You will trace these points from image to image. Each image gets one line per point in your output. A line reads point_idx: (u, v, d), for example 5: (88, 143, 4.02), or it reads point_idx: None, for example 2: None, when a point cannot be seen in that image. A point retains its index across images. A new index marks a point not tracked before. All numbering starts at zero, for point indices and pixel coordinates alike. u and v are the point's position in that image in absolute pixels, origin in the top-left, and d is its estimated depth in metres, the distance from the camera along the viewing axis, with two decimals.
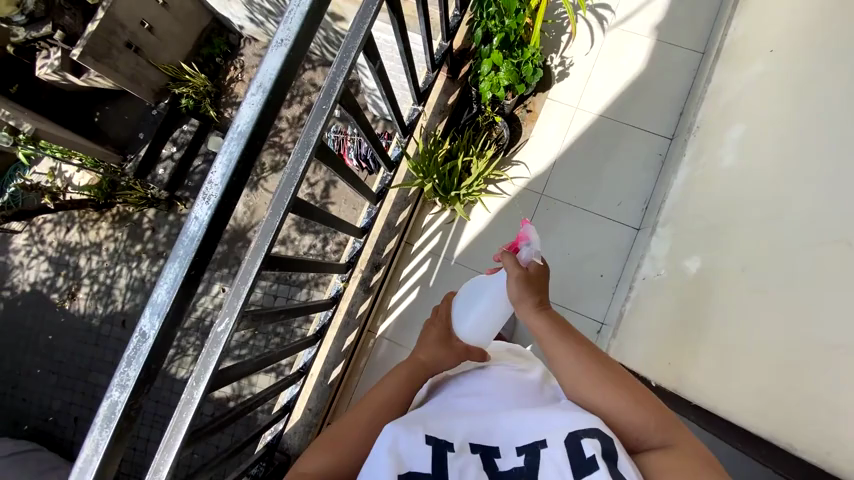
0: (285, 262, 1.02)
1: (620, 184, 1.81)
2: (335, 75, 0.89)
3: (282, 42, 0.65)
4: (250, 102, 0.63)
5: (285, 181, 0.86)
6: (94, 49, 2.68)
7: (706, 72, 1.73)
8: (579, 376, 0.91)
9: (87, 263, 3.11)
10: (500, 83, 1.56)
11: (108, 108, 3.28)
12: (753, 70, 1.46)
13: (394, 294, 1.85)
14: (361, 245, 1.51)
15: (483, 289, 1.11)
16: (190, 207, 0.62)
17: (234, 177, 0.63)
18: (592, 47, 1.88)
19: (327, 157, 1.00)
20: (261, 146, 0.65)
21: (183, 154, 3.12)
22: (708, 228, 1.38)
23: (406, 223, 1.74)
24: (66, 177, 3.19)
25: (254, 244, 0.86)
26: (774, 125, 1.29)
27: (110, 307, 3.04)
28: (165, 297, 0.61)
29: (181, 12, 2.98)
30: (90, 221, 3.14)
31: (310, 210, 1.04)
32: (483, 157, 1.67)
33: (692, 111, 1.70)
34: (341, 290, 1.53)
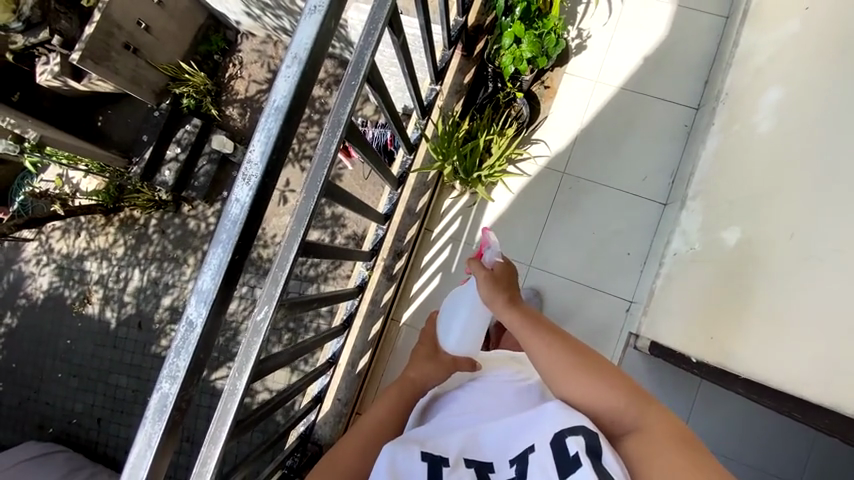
0: (315, 249, 0.99)
1: (645, 159, 1.76)
2: (363, 49, 0.85)
3: (315, 9, 0.62)
4: (286, 74, 0.60)
5: (319, 161, 0.84)
6: (93, 52, 2.67)
7: (732, 36, 1.66)
8: (553, 368, 0.90)
9: (98, 267, 3.13)
10: (523, 55, 1.51)
11: (111, 112, 3.26)
12: (788, 28, 1.38)
13: (417, 282, 1.82)
14: (384, 232, 1.48)
15: (460, 300, 1.11)
16: (229, 189, 0.59)
17: (274, 155, 0.60)
18: (610, 17, 1.81)
19: (355, 136, 0.97)
20: (298, 123, 0.62)
21: (188, 154, 3.05)
22: (747, 197, 1.33)
23: (426, 208, 1.71)
24: (74, 183, 3.19)
25: (288, 230, 0.84)
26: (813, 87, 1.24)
27: (125, 309, 3.06)
28: (210, 284, 0.59)
29: (176, 10, 2.94)
30: (98, 226, 3.14)
31: (337, 195, 1.01)
32: (504, 136, 1.63)
33: (719, 78, 1.64)
34: (366, 278, 1.50)
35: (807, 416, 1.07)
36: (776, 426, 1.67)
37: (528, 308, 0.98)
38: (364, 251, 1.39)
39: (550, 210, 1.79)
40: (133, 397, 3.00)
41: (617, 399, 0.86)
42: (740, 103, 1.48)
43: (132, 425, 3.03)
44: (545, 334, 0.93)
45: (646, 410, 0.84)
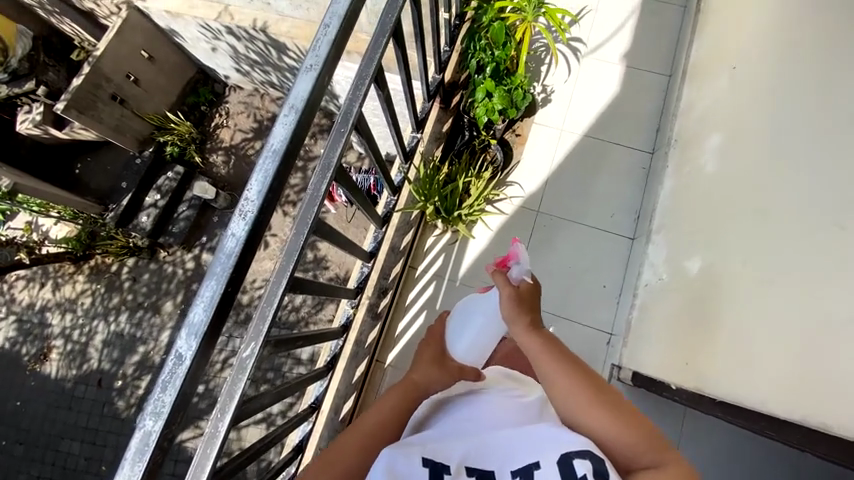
0: (302, 285, 1.01)
1: (612, 198, 1.90)
2: (351, 101, 0.94)
3: (311, 68, 0.69)
4: (284, 121, 0.66)
5: (309, 199, 0.89)
6: (79, 102, 2.75)
7: (675, 91, 1.90)
8: (572, 400, 0.89)
9: (61, 320, 2.97)
10: (495, 108, 1.66)
11: (90, 159, 3.30)
12: (719, 86, 1.60)
13: (401, 320, 1.83)
14: (368, 270, 1.51)
15: (476, 307, 1.09)
16: (226, 225, 0.63)
17: (270, 193, 0.64)
18: (570, 75, 2.03)
19: (344, 178, 1.03)
20: (293, 166, 0.67)
21: (167, 201, 3.08)
22: (701, 231, 1.46)
23: (410, 247, 1.77)
24: (43, 230, 3.10)
25: (278, 265, 0.86)
26: (744, 135, 1.42)
27: (86, 366, 2.87)
28: (202, 316, 0.61)
29: (166, 64, 3.06)
30: (66, 275, 3.03)
31: (327, 233, 1.06)
32: (482, 178, 1.74)
33: (668, 127, 1.84)
34: (351, 316, 1.49)
35: (780, 433, 1.08)
36: (764, 455, 1.67)
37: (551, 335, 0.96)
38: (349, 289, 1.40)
39: (528, 246, 1.88)
40: (86, 466, 2.72)
41: (634, 436, 0.84)
42: (689, 148, 1.66)
43: None
44: (566, 365, 0.90)
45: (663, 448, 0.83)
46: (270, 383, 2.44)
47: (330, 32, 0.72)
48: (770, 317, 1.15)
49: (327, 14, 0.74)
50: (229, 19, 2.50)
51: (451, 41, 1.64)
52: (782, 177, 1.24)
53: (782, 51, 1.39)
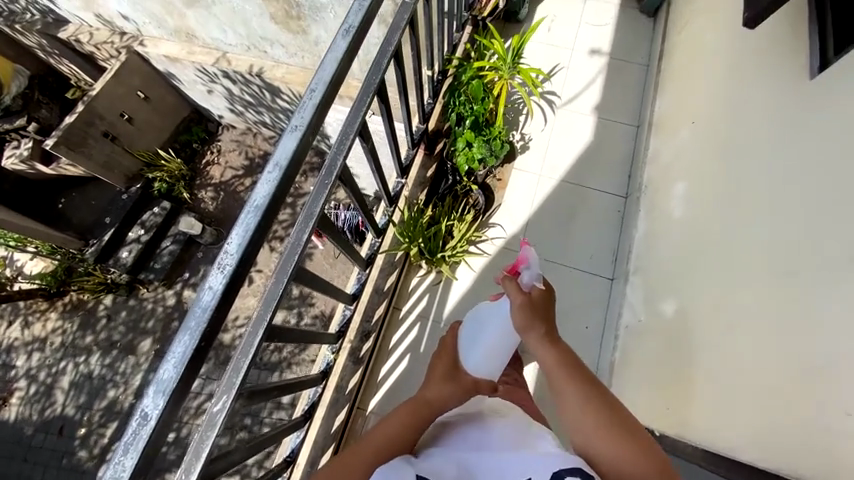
0: (281, 333, 1.00)
1: (592, 240, 1.97)
2: (336, 155, 0.99)
3: (296, 128, 0.73)
4: (267, 178, 0.69)
5: (290, 248, 0.90)
6: (69, 139, 3.35)
7: (643, 140, 2.04)
8: (583, 421, 0.83)
9: (28, 360, 3.59)
10: (474, 156, 1.74)
11: (75, 195, 4.17)
12: (683, 137, 1.72)
13: (385, 364, 1.78)
14: (351, 313, 1.51)
15: (488, 317, 1.07)
16: (204, 278, 0.63)
17: (250, 247, 0.66)
18: (546, 125, 2.17)
19: (327, 224, 1.06)
20: (274, 220, 0.70)
21: (149, 236, 3.77)
22: (675, 274, 1.50)
23: (394, 287, 1.76)
24: (18, 265, 3.87)
25: (254, 315, 0.86)
26: (704, 182, 1.49)
27: (49, 408, 3.45)
28: (172, 373, 0.60)
29: (161, 104, 3.72)
30: (38, 312, 3.70)
31: (309, 279, 1.07)
32: (464, 221, 1.80)
33: (639, 173, 1.96)
34: (331, 362, 1.47)
35: None
36: None
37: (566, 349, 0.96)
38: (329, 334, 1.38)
39: None
40: None
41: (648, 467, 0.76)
42: (659, 194, 1.75)
43: None
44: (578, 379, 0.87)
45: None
46: (247, 430, 2.46)
47: (317, 92, 0.75)
48: (734, 361, 1.15)
49: (315, 76, 0.78)
50: (226, 63, 3.09)
51: (433, 96, 1.77)
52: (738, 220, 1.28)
53: (730, 101, 1.48)
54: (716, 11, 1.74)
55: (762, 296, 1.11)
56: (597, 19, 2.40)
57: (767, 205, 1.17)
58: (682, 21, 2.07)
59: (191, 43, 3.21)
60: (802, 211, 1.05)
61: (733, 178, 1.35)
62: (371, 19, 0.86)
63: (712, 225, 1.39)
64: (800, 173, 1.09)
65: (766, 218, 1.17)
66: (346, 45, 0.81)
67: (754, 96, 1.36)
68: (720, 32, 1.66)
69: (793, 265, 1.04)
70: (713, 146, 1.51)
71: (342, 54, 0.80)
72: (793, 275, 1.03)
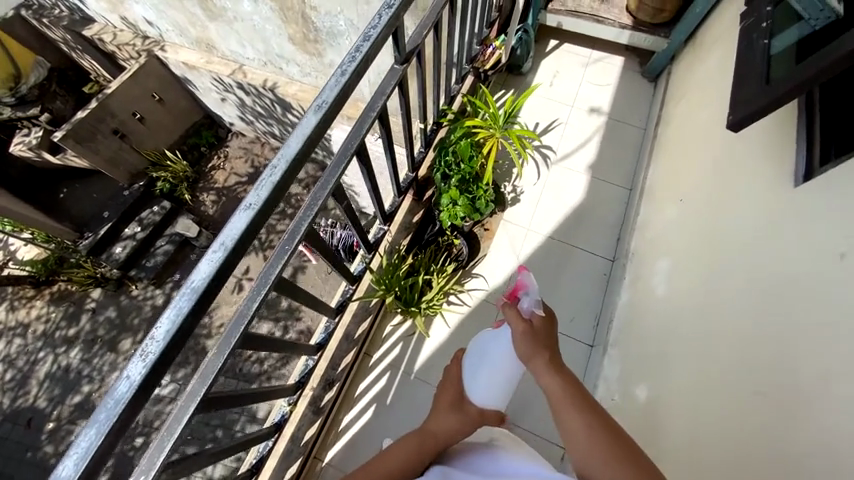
0: (222, 401, 0.96)
1: (576, 300, 1.93)
2: (301, 220, 0.96)
3: (250, 205, 0.71)
4: (210, 258, 0.67)
5: (238, 314, 0.87)
6: (77, 133, 3.77)
7: (634, 205, 2.04)
8: (592, 457, 0.78)
9: (7, 346, 4.05)
10: (458, 215, 1.70)
11: (78, 186, 4.73)
12: (673, 213, 1.71)
13: (348, 412, 1.74)
14: (314, 364, 1.47)
15: (491, 345, 1.15)
16: (123, 366, 0.61)
17: (177, 334, 0.63)
18: (539, 179, 2.18)
19: (287, 284, 1.03)
20: (209, 303, 0.67)
21: (146, 235, 4.31)
22: (651, 354, 1.46)
23: (366, 335, 1.70)
24: (12, 250, 4.45)
25: (189, 388, 0.83)
26: (689, 266, 1.47)
27: (20, 398, 3.84)
28: (70, 471, 0.56)
29: (175, 107, 4.30)
30: (23, 300, 4.21)
31: (263, 343, 1.03)
32: (443, 274, 1.78)
33: (628, 240, 1.95)
34: (286, 414, 1.44)
35: None
36: None
37: (570, 377, 0.92)
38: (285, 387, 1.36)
39: None
40: None
41: None
42: (645, 265, 1.75)
43: None
44: (586, 408, 0.84)
45: None
46: None
47: (278, 169, 0.74)
48: (699, 465, 1.09)
49: (280, 150, 0.76)
50: (242, 75, 3.39)
51: (426, 145, 1.81)
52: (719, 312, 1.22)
53: (721, 187, 1.47)
54: (711, 93, 1.77)
55: (730, 397, 1.07)
56: (600, 79, 2.49)
57: (744, 302, 1.15)
58: (679, 93, 2.14)
59: (210, 53, 3.56)
60: (775, 315, 1.02)
61: (716, 266, 1.33)
62: (348, 93, 0.86)
63: (691, 311, 1.36)
64: (777, 274, 1.07)
65: (741, 315, 1.14)
66: (317, 119, 0.80)
67: (743, 185, 1.36)
68: (713, 115, 1.69)
69: (761, 382, 0.99)
70: (700, 227, 1.50)
71: (311, 128, 0.79)
72: (761, 383, 0.99)
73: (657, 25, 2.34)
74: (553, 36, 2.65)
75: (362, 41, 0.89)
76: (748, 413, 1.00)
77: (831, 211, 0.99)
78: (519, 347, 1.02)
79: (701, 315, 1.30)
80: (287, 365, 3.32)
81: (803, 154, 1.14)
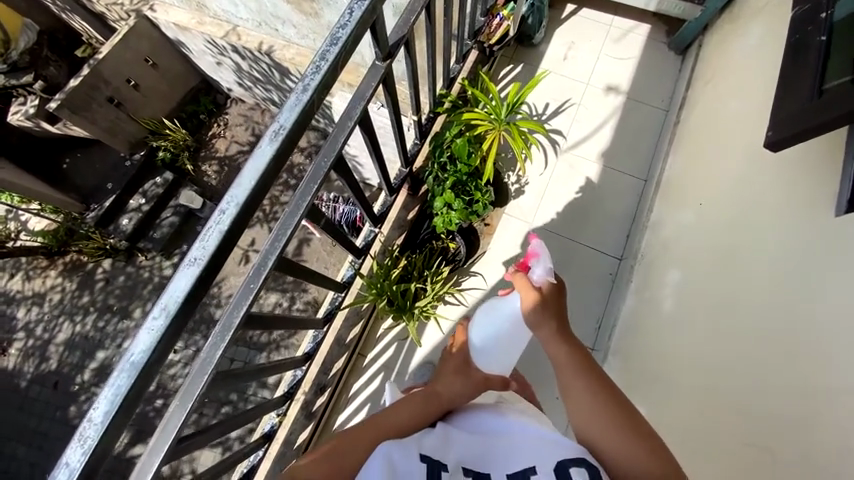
0: (192, 439, 1.15)
1: (583, 283, 2.30)
2: (268, 253, 1.13)
3: (194, 261, 0.90)
4: (150, 327, 0.86)
5: (201, 364, 1.05)
6: (73, 101, 3.71)
7: (648, 199, 2.32)
8: (591, 421, 0.99)
9: (27, 313, 4.20)
10: (453, 220, 1.97)
11: (79, 154, 4.64)
12: (688, 213, 1.92)
13: (343, 412, 2.24)
14: (301, 375, 1.92)
15: (497, 311, 1.21)
16: (64, 450, 0.81)
17: (118, 408, 0.83)
18: (546, 170, 2.47)
19: (255, 319, 1.20)
20: (145, 376, 0.87)
21: (151, 206, 4.29)
22: (656, 367, 1.69)
23: (357, 339, 2.19)
24: (21, 221, 4.43)
25: (150, 444, 1.01)
26: (698, 279, 1.66)
27: (43, 363, 4.04)
28: None
29: (169, 72, 4.06)
30: (38, 270, 4.28)
31: (237, 374, 1.23)
32: (438, 277, 2.12)
33: (637, 239, 2.26)
34: (275, 425, 1.93)
35: None
36: None
37: (576, 346, 1.08)
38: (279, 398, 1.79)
39: None
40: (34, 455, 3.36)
41: (646, 455, 0.93)
42: (655, 267, 2.00)
43: (57, 451, 3.83)
44: (588, 379, 1.03)
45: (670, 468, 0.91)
46: None
47: (223, 221, 0.94)
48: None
49: (228, 196, 0.95)
50: (236, 38, 3.14)
51: (420, 138, 2.04)
52: (728, 339, 1.37)
53: (739, 202, 1.62)
54: (741, 96, 1.84)
55: (751, 415, 1.18)
56: (621, 53, 2.66)
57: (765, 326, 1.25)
58: (710, 75, 2.25)
59: (201, 12, 3.26)
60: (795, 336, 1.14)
61: (722, 272, 1.55)
62: (307, 111, 1.05)
63: (690, 326, 1.58)
64: (802, 298, 1.18)
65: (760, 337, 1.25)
66: (273, 148, 1.00)
67: (753, 194, 1.56)
68: (741, 118, 1.78)
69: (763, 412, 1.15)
70: (714, 241, 1.67)
71: (257, 176, 0.97)
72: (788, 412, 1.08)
73: None
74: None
75: (328, 48, 1.07)
76: (769, 439, 1.11)
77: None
78: (527, 315, 1.14)
79: (723, 324, 1.43)
80: (295, 335, 3.47)
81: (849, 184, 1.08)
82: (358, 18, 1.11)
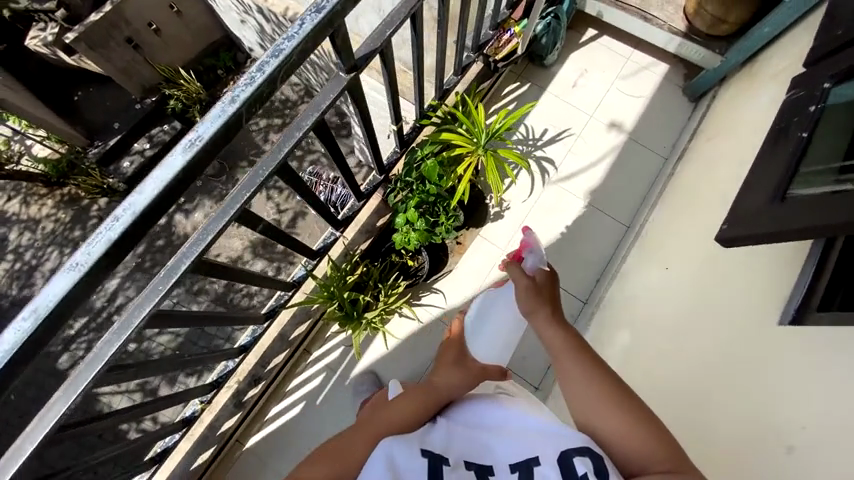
0: (117, 372, 1.26)
1: None
2: (230, 206, 1.24)
3: (118, 218, 0.91)
4: (63, 277, 0.86)
5: (93, 358, 1.11)
6: (91, 37, 3.69)
7: (625, 247, 2.37)
8: (588, 401, 0.99)
9: (19, 237, 4.15)
10: (412, 240, 2.07)
11: (92, 89, 4.57)
12: (655, 276, 2.01)
13: (297, 377, 2.39)
14: (233, 367, 2.03)
15: (494, 305, 1.40)
16: None
17: (17, 353, 0.83)
18: (530, 198, 2.50)
19: (208, 267, 1.31)
20: (55, 323, 0.87)
21: (154, 152, 4.32)
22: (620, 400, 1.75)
23: (302, 337, 2.31)
24: (26, 146, 4.35)
25: (63, 388, 1.07)
26: (663, 331, 1.74)
27: (25, 289, 4.00)
28: None
29: (193, 24, 4.10)
30: (36, 197, 4.19)
31: (178, 319, 1.32)
32: (392, 291, 2.22)
33: (604, 287, 2.31)
34: (196, 412, 2.03)
35: None
36: None
37: (571, 330, 1.13)
38: (203, 385, 1.92)
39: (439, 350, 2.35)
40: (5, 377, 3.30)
41: (650, 440, 0.91)
42: (617, 317, 2.07)
43: None
44: (583, 358, 1.05)
45: (673, 450, 0.90)
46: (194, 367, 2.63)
47: (158, 182, 0.94)
48: None
49: (167, 159, 0.96)
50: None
51: (401, 147, 2.09)
52: (698, 387, 1.43)
53: (709, 267, 1.72)
54: (744, 151, 1.87)
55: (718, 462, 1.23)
56: (634, 90, 2.66)
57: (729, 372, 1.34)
58: (714, 130, 2.29)
59: None
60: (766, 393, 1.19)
61: (691, 320, 1.63)
62: (273, 80, 1.06)
63: (660, 364, 1.66)
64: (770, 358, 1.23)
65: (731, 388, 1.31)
66: (232, 111, 1.01)
67: (723, 270, 1.62)
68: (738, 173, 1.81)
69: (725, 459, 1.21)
70: (680, 311, 1.72)
71: (161, 187, 0.94)
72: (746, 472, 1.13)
73: (712, 37, 2.40)
74: (593, 25, 2.78)
75: (310, 14, 1.08)
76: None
77: (817, 352, 1.12)
78: (521, 300, 1.22)
79: (695, 364, 1.50)
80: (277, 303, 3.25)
81: (798, 297, 1.22)
82: (308, 32, 1.08)
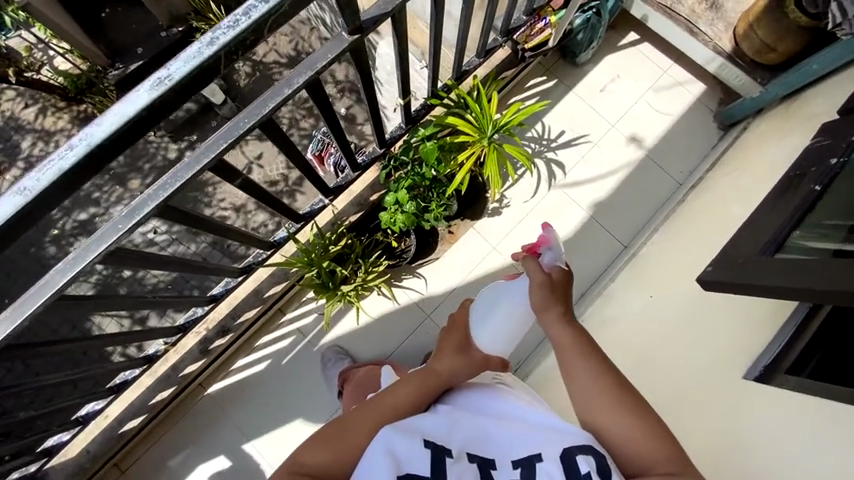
0: (73, 302, 1.30)
1: None
2: (205, 153, 1.29)
3: (73, 146, 0.91)
4: (10, 200, 0.87)
5: (45, 284, 1.15)
6: None
7: (616, 266, 2.33)
8: (597, 401, 1.01)
9: (31, 146, 4.16)
10: (398, 222, 2.08)
11: (119, 8, 4.47)
12: (640, 301, 2.02)
13: (269, 334, 2.45)
14: (201, 313, 2.06)
15: (501, 294, 1.22)
16: None
17: None
18: (531, 198, 2.46)
19: (168, 212, 1.35)
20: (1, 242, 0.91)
21: None
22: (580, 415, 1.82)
23: (278, 297, 2.35)
24: (48, 56, 4.29)
25: (14, 307, 1.14)
26: (642, 357, 1.79)
27: None
28: None
29: None
30: (53, 109, 4.18)
31: (138, 257, 1.38)
32: (371, 268, 2.25)
33: (586, 302, 2.28)
34: (159, 351, 2.08)
35: None
36: None
37: (580, 329, 1.10)
38: (170, 328, 1.98)
39: (413, 332, 2.38)
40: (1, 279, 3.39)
41: (653, 444, 0.97)
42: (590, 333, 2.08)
43: None
44: (593, 359, 1.05)
45: (674, 454, 0.96)
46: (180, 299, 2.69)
47: (120, 116, 0.93)
48: None
49: (130, 94, 0.94)
50: None
51: (406, 123, 2.07)
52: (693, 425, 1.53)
53: (702, 309, 1.75)
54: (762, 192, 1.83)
55: None
56: (665, 106, 2.56)
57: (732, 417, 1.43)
58: (735, 164, 2.23)
59: None
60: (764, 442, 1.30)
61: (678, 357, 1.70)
62: (260, 26, 1.03)
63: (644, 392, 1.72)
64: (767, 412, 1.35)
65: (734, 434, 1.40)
66: (210, 54, 0.99)
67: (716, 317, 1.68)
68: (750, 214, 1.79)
69: None
70: (668, 340, 1.76)
71: (120, 122, 0.93)
72: None
73: (757, 63, 2.28)
74: (637, 29, 2.65)
75: None
76: None
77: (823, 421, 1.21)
78: (533, 295, 1.14)
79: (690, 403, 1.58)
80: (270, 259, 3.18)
81: (773, 355, 1.37)
82: None
